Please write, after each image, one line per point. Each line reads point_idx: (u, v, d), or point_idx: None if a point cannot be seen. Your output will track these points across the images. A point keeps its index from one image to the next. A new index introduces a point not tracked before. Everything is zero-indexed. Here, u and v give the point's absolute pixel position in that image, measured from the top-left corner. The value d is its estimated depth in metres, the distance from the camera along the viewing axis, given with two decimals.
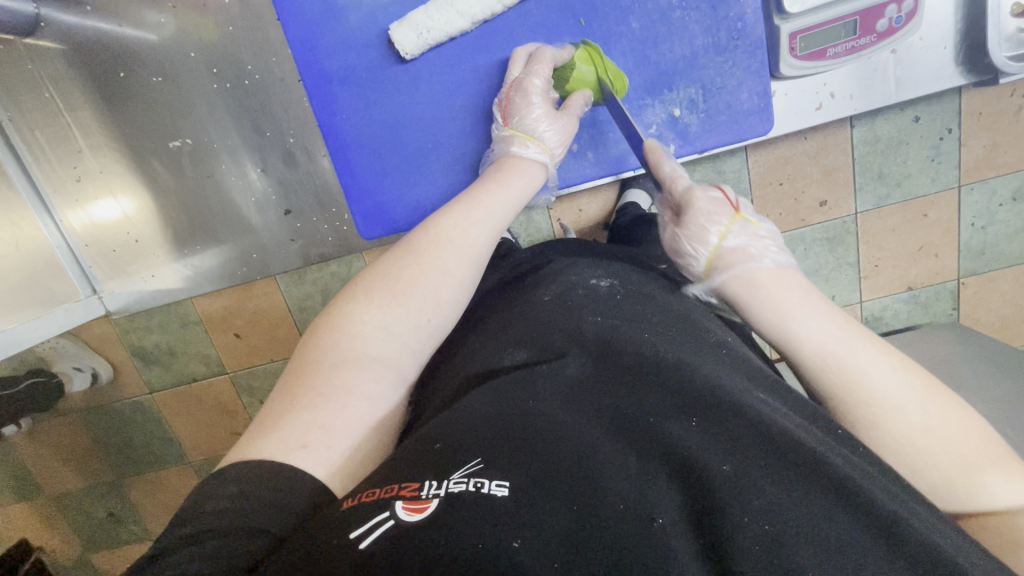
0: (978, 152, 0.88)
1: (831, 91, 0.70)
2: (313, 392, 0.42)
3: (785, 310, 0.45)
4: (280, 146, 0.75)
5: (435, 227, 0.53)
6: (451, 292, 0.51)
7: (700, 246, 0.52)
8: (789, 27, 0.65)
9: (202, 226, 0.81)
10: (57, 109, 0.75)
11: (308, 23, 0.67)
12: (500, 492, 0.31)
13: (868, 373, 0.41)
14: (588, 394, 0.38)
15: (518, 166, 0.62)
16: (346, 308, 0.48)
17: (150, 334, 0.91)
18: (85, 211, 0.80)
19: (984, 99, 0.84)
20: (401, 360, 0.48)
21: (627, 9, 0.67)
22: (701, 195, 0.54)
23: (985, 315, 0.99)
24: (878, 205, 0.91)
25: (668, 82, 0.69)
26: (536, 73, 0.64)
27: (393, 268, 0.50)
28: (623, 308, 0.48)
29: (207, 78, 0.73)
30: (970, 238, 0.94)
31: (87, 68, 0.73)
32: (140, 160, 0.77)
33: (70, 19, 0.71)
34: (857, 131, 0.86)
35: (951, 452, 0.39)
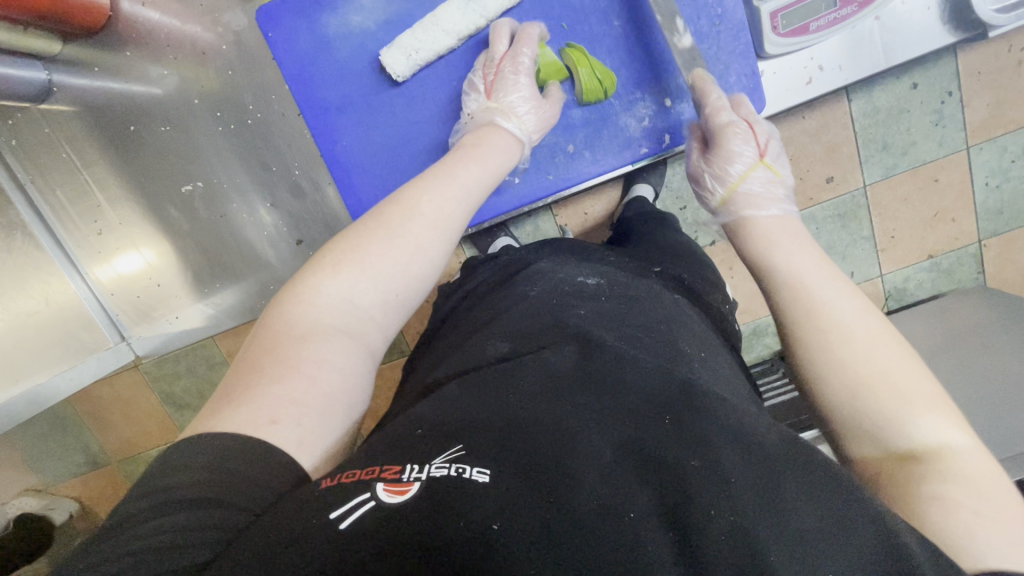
0: (982, 111, 0.87)
1: (819, 64, 0.70)
2: (283, 363, 0.43)
3: (794, 274, 0.50)
4: (287, 179, 0.78)
5: (412, 196, 0.55)
6: (421, 266, 0.53)
7: (719, 184, 0.62)
8: (768, 7, 0.66)
9: (221, 264, 0.83)
10: (75, 167, 0.78)
11: (300, 58, 0.70)
12: (480, 477, 0.32)
13: (845, 318, 0.46)
14: (569, 383, 0.39)
15: (495, 141, 0.63)
16: (314, 277, 0.49)
17: (180, 377, 0.94)
18: (109, 263, 0.83)
19: (981, 57, 0.84)
20: (369, 330, 0.50)
21: (607, 10, 0.68)
22: (737, 133, 0.61)
23: (1012, 275, 0.97)
24: (886, 174, 0.90)
25: (655, 74, 0.70)
26: (525, 52, 0.66)
27: (362, 239, 0.51)
28: (607, 304, 0.50)
29: (212, 121, 0.76)
30: (986, 199, 0.92)
31: (98, 126, 0.77)
32: (156, 207, 0.80)
33: (79, 81, 0.75)
34: (856, 103, 0.86)
35: (896, 386, 0.41)
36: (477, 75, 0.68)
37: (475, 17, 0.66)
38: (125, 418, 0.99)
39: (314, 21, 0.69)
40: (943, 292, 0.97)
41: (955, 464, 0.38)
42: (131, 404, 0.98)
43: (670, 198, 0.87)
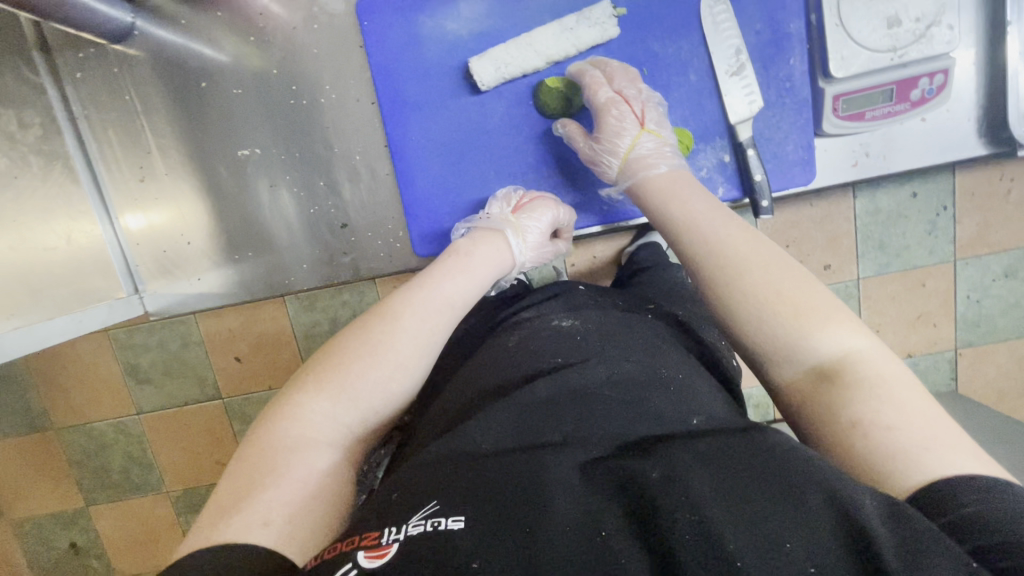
0: (972, 230, 0.94)
1: (867, 150, 0.75)
2: (273, 472, 0.46)
3: (693, 218, 0.59)
4: (346, 163, 0.78)
5: (395, 312, 0.59)
6: (401, 381, 0.56)
7: (613, 157, 0.70)
8: (833, 89, 0.70)
9: (253, 233, 0.82)
10: (134, 111, 0.78)
11: (390, 52, 0.72)
12: (456, 525, 0.34)
13: (729, 249, 0.55)
14: (535, 431, 0.43)
15: (489, 256, 0.68)
16: (295, 396, 0.52)
17: (149, 350, 0.94)
18: (143, 206, 0.81)
19: (977, 180, 0.92)
20: (353, 431, 0.53)
21: (687, 62, 0.72)
22: (614, 111, 0.68)
23: (982, 387, 1.03)
24: (878, 271, 0.96)
25: (719, 131, 0.73)
26: (557, 199, 0.74)
27: (342, 357, 0.55)
28: (593, 341, 0.56)
29: (285, 94, 0.77)
30: (966, 309, 0.98)
31: (167, 76, 0.77)
32: (207, 165, 0.80)
33: (161, 31, 0.76)
34: (860, 201, 0.92)
35: (797, 303, 0.49)
36: (500, 195, 0.74)
37: (566, 43, 0.70)
38: (79, 385, 0.96)
39: (411, 19, 0.71)
40: None
41: (864, 370, 0.44)
42: (91, 371, 0.96)
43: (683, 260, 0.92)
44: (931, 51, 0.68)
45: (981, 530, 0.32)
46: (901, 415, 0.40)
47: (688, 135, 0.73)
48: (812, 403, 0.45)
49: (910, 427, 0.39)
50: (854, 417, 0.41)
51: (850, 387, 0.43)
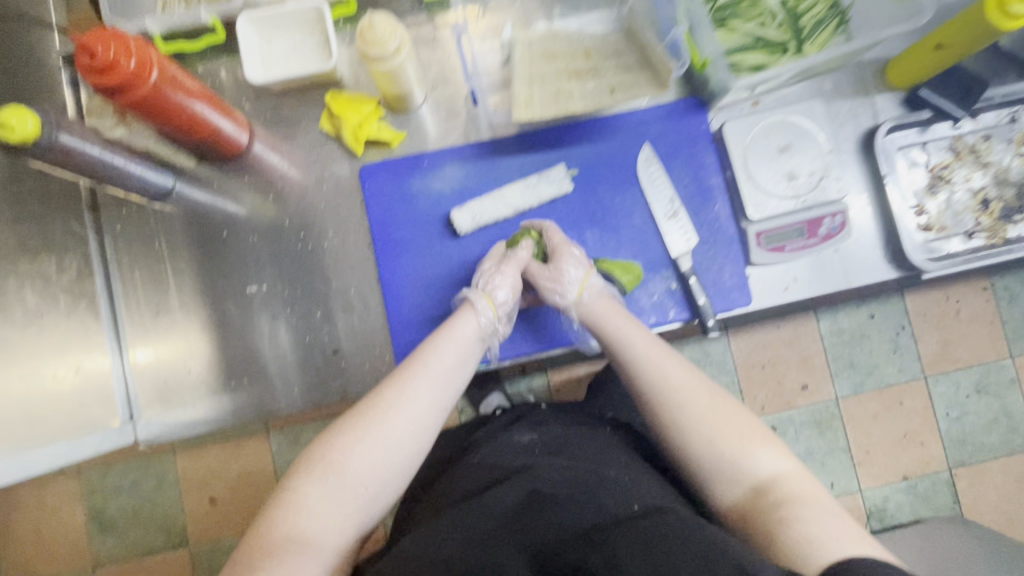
0: (935, 348, 1.11)
1: (795, 277, 0.87)
2: (269, 556, 0.57)
3: (649, 352, 0.70)
4: (341, 297, 0.88)
5: (383, 402, 0.66)
6: (389, 459, 0.64)
7: (566, 288, 0.77)
8: (754, 227, 0.84)
9: (249, 361, 0.89)
10: (161, 256, 0.90)
11: (385, 206, 0.87)
12: None
13: (682, 385, 0.66)
14: (501, 537, 0.55)
15: (461, 321, 0.73)
16: (292, 482, 0.63)
17: (119, 492, 1.12)
18: (154, 338, 0.89)
19: (925, 303, 1.11)
20: (346, 513, 0.62)
21: (631, 209, 0.86)
22: (567, 252, 0.78)
23: (987, 510, 1.10)
24: (854, 390, 1.12)
25: (664, 264, 0.85)
26: (523, 252, 0.79)
27: (335, 444, 0.64)
28: (557, 447, 0.67)
29: (294, 240, 0.90)
30: (949, 427, 1.11)
31: (194, 227, 0.91)
32: (217, 300, 0.89)
33: (196, 192, 0.91)
34: (823, 322, 1.11)
35: (738, 431, 0.62)
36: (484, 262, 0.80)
37: (530, 196, 0.85)
38: (48, 536, 1.13)
39: (403, 181, 0.87)
40: (922, 516, 1.09)
41: (787, 486, 0.58)
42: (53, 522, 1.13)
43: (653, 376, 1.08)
44: (826, 197, 0.84)
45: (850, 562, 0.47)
46: (819, 523, 0.54)
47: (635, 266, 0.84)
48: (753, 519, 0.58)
49: (821, 525, 0.53)
50: (784, 525, 0.54)
51: (781, 507, 0.56)
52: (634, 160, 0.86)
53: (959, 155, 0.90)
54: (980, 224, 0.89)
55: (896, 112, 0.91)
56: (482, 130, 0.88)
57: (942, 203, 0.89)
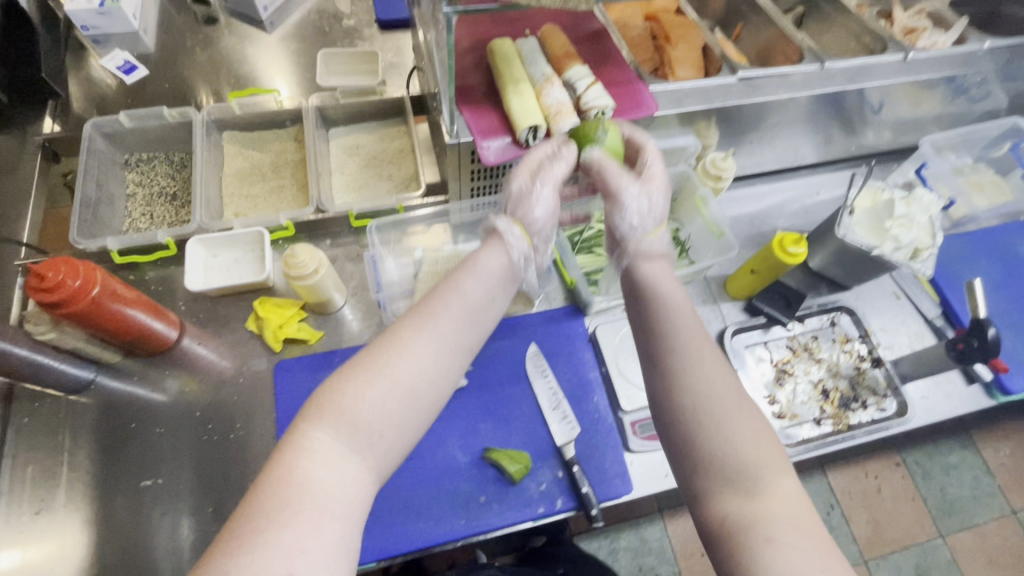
0: (868, 530, 1.36)
1: (673, 462, 0.94)
2: (286, 509, 0.49)
3: (688, 340, 0.63)
4: (238, 490, 0.90)
5: (398, 340, 0.59)
6: (410, 382, 0.57)
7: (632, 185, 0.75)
8: (629, 417, 0.96)
9: (130, 565, 0.85)
10: (60, 448, 0.91)
11: (295, 397, 0.95)
12: None
13: (715, 395, 0.59)
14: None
15: (489, 248, 0.69)
16: (302, 427, 0.55)
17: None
18: (22, 538, 0.85)
19: (848, 483, 1.39)
20: (366, 463, 0.55)
21: (521, 400, 0.97)
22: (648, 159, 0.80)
23: None
24: None
25: (551, 451, 0.93)
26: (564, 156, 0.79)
27: (353, 373, 0.56)
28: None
29: (201, 431, 0.94)
30: None
31: (104, 418, 0.94)
32: (107, 494, 0.89)
33: (115, 383, 0.96)
34: None
35: (771, 452, 0.57)
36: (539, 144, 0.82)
37: None
38: None
39: (316, 375, 0.96)
40: None
41: (779, 507, 0.53)
42: None
43: None
44: None
45: None
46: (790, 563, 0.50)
47: (523, 452, 0.91)
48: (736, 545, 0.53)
49: (803, 553, 0.51)
50: (766, 534, 0.52)
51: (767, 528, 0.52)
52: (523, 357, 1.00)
53: (796, 352, 1.08)
54: (825, 412, 1.02)
55: (739, 317, 1.10)
56: (390, 324, 1.00)
57: (789, 393, 1.04)
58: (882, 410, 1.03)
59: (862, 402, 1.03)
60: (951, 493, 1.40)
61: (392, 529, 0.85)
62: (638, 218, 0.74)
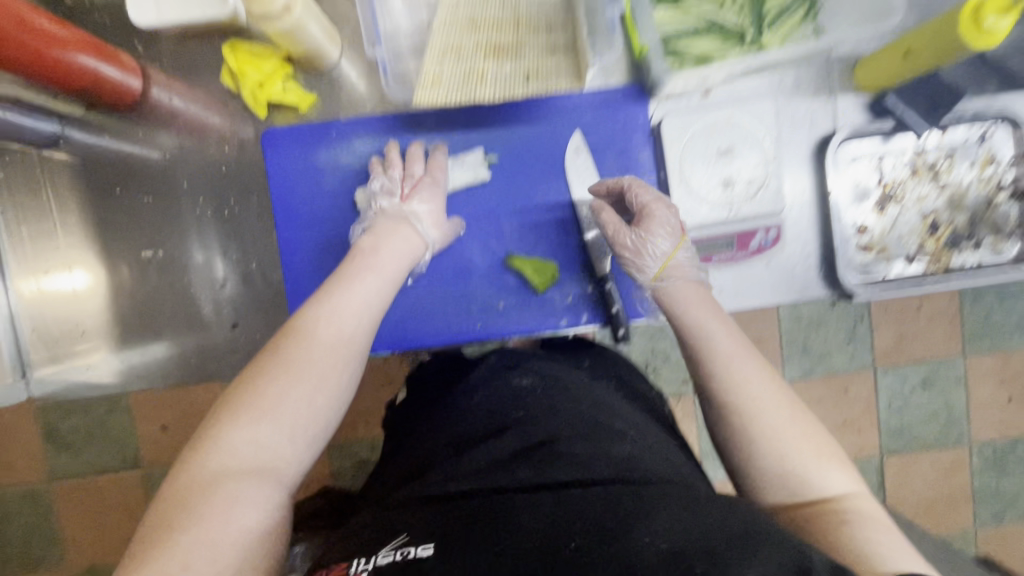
0: (889, 341, 1.08)
1: (720, 288, 0.84)
2: (189, 512, 0.49)
3: (729, 355, 0.61)
4: (242, 267, 0.84)
5: (306, 335, 0.61)
6: (324, 387, 0.59)
7: (656, 256, 0.70)
8: (682, 235, 0.79)
9: (149, 325, 0.86)
10: (49, 209, 0.84)
11: (287, 175, 0.79)
12: (423, 553, 0.44)
13: (759, 397, 0.58)
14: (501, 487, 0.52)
15: (394, 233, 0.72)
16: (213, 430, 0.55)
17: (73, 417, 1.03)
18: (40, 278, 0.84)
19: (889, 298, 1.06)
20: (280, 464, 0.55)
21: (554, 203, 0.80)
22: (664, 212, 0.71)
23: (909, 496, 1.12)
24: (802, 374, 1.09)
25: (584, 264, 0.80)
26: (419, 162, 0.77)
27: (260, 379, 0.58)
28: (545, 388, 0.65)
29: (192, 203, 0.84)
30: (888, 419, 1.10)
31: (87, 179, 0.84)
32: (111, 260, 0.85)
33: (89, 138, 0.83)
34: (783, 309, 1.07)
35: (817, 447, 0.56)
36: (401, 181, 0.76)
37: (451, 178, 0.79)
38: None
39: (309, 150, 0.79)
40: None
41: (853, 504, 0.52)
42: None
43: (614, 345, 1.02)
44: (763, 208, 0.78)
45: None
46: (875, 544, 0.48)
47: (548, 262, 0.80)
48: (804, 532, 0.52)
49: (885, 543, 0.48)
50: (844, 518, 0.51)
51: (853, 530, 0.49)
52: (563, 149, 0.80)
53: (917, 172, 0.83)
54: (923, 249, 0.84)
55: (858, 119, 0.82)
56: (397, 98, 0.78)
57: (888, 222, 0.84)
58: (996, 253, 0.83)
59: (975, 242, 0.84)
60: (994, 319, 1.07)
61: (407, 325, 0.81)
62: (648, 259, 0.70)
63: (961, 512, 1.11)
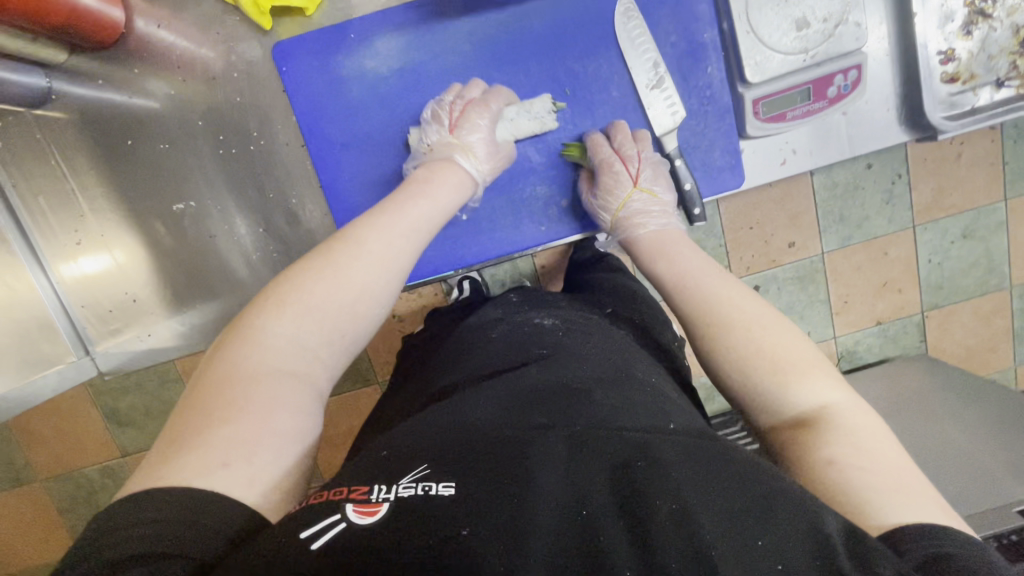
0: (927, 195, 0.99)
1: (793, 148, 0.77)
2: (230, 405, 0.44)
3: (681, 279, 0.60)
4: (283, 206, 0.78)
5: (354, 242, 0.56)
6: (369, 306, 0.55)
7: (606, 209, 0.72)
8: (752, 94, 0.72)
9: (201, 282, 0.82)
10: (63, 175, 0.77)
11: (313, 94, 0.72)
12: (446, 491, 0.35)
13: (732, 317, 0.55)
14: (526, 411, 0.43)
15: (449, 173, 0.66)
16: (257, 319, 0.51)
17: (126, 395, 1.00)
18: (77, 262, 0.80)
19: (927, 148, 0.96)
20: (317, 375, 0.51)
21: (608, 79, 0.72)
22: (611, 171, 0.70)
23: (951, 345, 1.09)
24: (841, 245, 1.01)
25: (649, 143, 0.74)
26: (495, 99, 0.70)
27: (313, 281, 0.53)
28: (572, 330, 0.60)
29: (213, 144, 0.77)
30: (928, 273, 1.04)
31: (95, 136, 0.76)
32: (142, 220, 0.79)
33: (80, 90, 0.75)
34: (817, 178, 0.96)
35: (793, 359, 0.51)
36: (449, 99, 0.70)
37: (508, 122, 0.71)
38: None
39: (330, 62, 0.71)
40: (890, 357, 1.08)
41: (840, 418, 0.46)
42: None
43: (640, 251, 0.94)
44: (841, 48, 0.70)
45: (915, 547, 0.36)
46: (859, 457, 0.43)
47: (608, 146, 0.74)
48: (789, 454, 0.47)
49: (875, 471, 0.42)
50: (830, 454, 0.44)
51: (829, 440, 0.45)
52: (609, 14, 0.70)
53: None
54: (1015, 70, 0.76)
55: None
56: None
57: (975, 45, 0.75)
58: None
59: None
60: None
61: (466, 239, 0.77)
62: (600, 211, 0.73)
63: (1000, 351, 1.10)
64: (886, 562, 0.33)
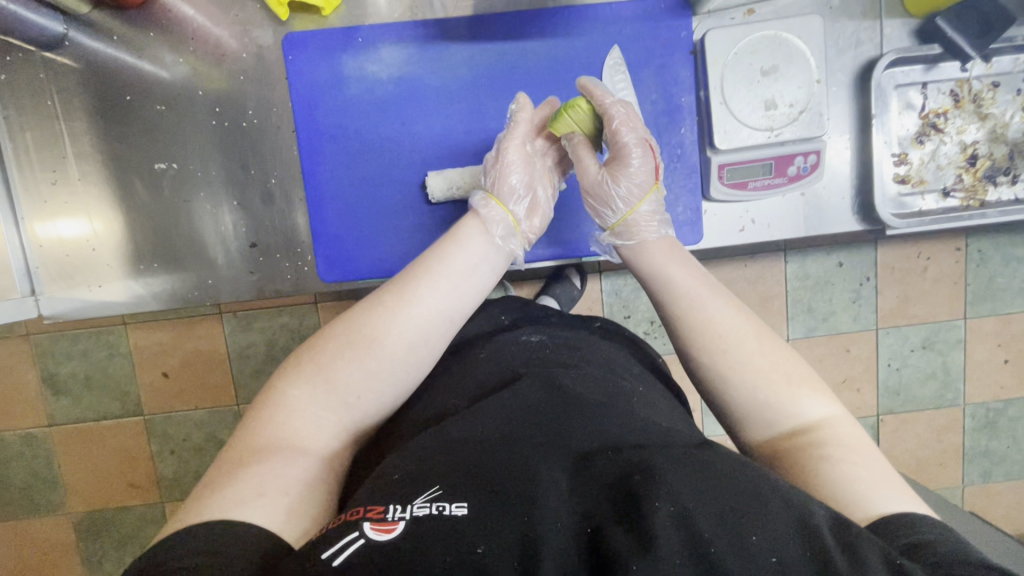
0: (892, 301, 1.04)
1: (752, 218, 0.82)
2: (258, 451, 0.48)
3: (691, 298, 0.59)
4: (262, 185, 0.81)
5: (376, 305, 0.57)
6: (390, 351, 0.55)
7: (622, 204, 0.68)
8: (718, 158, 0.77)
9: (169, 249, 0.83)
10: (55, 115, 0.79)
11: (312, 86, 0.77)
12: (459, 511, 0.36)
13: (728, 333, 0.56)
14: (521, 420, 0.45)
15: (477, 231, 0.64)
16: (279, 382, 0.54)
17: (71, 360, 0.98)
18: (53, 224, 0.81)
19: (895, 256, 1.02)
20: (343, 422, 0.53)
21: None
22: (635, 161, 0.68)
23: (902, 453, 1.11)
24: (807, 333, 1.04)
25: None
26: (515, 145, 0.70)
27: (325, 346, 0.55)
28: (566, 347, 0.62)
29: (208, 115, 0.80)
30: (887, 377, 1.07)
31: (96, 87, 0.79)
32: (123, 176, 0.81)
33: (92, 42, 0.78)
34: (791, 265, 1.01)
35: (785, 375, 0.53)
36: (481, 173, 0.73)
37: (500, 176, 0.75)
38: None
39: (335, 58, 0.76)
40: None
41: (830, 428, 0.50)
42: None
43: (617, 306, 0.97)
44: (804, 132, 0.76)
45: (903, 536, 0.40)
46: (854, 465, 0.46)
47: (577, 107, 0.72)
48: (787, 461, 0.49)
49: (867, 471, 0.46)
50: (823, 451, 0.48)
51: (830, 451, 0.48)
52: (600, 64, 0.76)
53: (960, 102, 0.81)
54: (960, 182, 0.82)
55: (903, 44, 0.79)
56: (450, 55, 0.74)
57: (926, 154, 0.82)
58: None
59: (1012, 177, 0.82)
60: (997, 285, 1.04)
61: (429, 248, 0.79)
62: (615, 202, 0.68)
63: (950, 469, 1.11)
64: (872, 544, 0.36)
